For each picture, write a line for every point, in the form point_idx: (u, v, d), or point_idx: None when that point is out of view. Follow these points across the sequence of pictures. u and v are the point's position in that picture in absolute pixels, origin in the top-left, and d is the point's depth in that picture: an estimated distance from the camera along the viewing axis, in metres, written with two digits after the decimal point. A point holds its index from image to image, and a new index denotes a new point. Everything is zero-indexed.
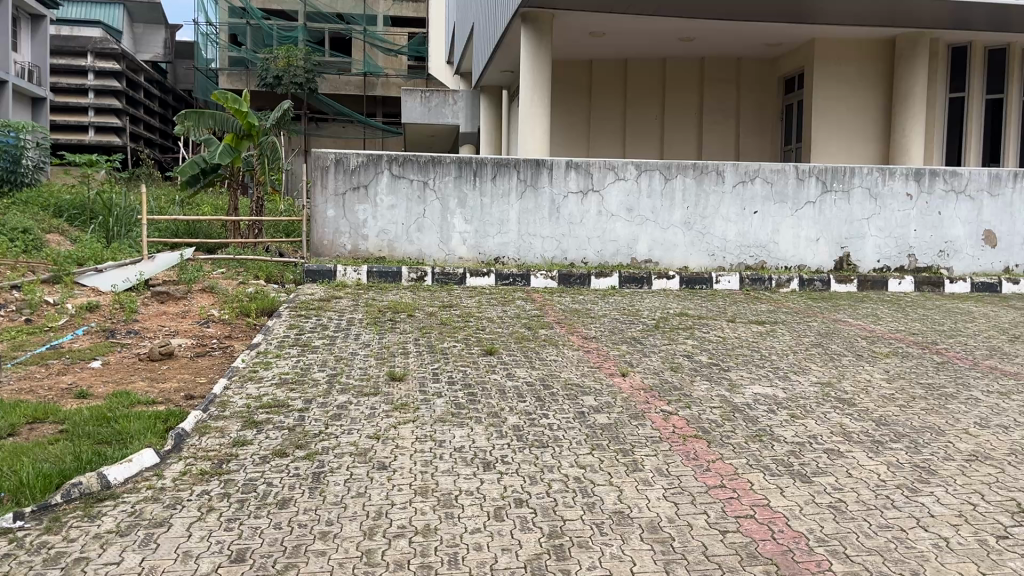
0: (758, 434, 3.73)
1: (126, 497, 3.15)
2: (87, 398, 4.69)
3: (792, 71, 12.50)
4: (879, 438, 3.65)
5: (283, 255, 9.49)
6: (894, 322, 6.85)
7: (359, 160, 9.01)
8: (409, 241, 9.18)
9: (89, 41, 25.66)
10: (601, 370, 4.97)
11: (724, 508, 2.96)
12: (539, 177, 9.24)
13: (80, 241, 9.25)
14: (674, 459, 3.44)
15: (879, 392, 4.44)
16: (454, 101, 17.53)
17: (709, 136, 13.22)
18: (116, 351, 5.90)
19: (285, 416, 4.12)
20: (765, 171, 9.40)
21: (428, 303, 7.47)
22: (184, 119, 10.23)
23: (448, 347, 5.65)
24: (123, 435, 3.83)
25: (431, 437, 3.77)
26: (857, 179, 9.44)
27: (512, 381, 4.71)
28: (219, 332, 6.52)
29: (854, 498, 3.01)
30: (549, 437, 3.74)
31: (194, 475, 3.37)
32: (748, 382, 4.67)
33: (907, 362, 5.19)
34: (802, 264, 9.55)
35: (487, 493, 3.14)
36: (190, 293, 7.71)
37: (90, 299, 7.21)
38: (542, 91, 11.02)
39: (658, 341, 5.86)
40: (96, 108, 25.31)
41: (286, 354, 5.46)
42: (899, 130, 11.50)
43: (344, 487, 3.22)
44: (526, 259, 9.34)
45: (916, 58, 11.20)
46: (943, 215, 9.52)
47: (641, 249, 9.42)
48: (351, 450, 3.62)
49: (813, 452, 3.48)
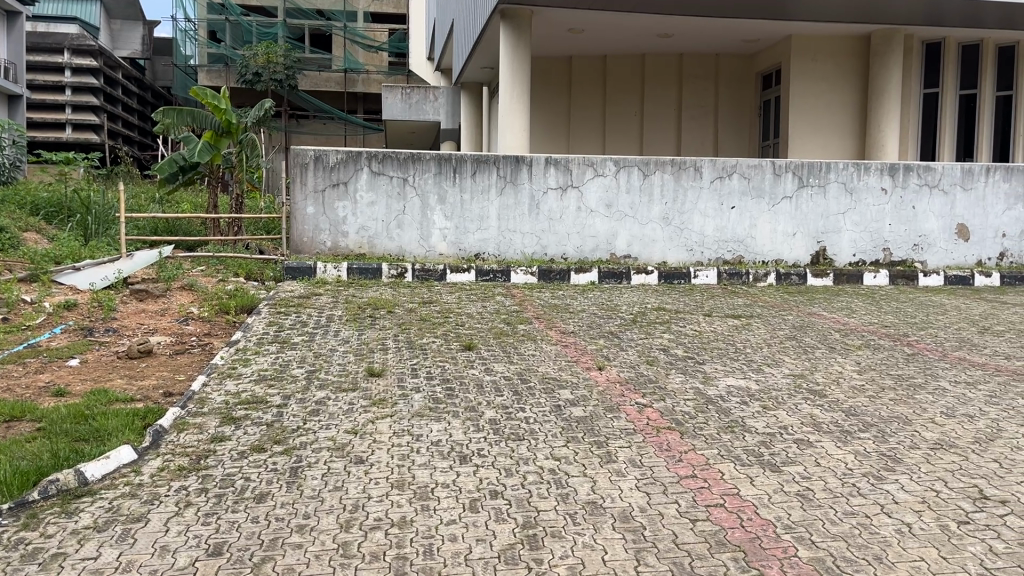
0: (730, 425, 3.80)
1: (104, 494, 3.17)
2: (64, 396, 4.69)
3: (770, 66, 12.60)
4: (848, 428, 3.73)
5: (262, 252, 9.48)
6: (868, 315, 6.96)
7: (338, 157, 9.01)
8: (389, 238, 9.20)
9: (66, 38, 25.38)
10: (578, 364, 5.03)
11: (694, 497, 3.02)
12: (518, 173, 9.28)
13: (57, 239, 9.18)
14: (647, 450, 3.50)
15: (850, 383, 4.53)
16: (434, 98, 17.54)
17: (688, 132, 13.32)
18: (94, 349, 5.88)
19: (263, 412, 4.14)
20: (743, 167, 9.49)
21: (408, 300, 7.50)
22: (164, 116, 10.22)
23: (427, 342, 5.69)
24: (100, 433, 3.84)
25: (408, 431, 3.81)
26: (832, 174, 9.55)
27: (489, 376, 4.76)
28: (199, 329, 6.51)
29: (821, 486, 3.08)
30: (525, 430, 3.79)
31: (171, 471, 3.39)
32: (722, 374, 4.74)
33: (878, 353, 5.29)
34: (779, 258, 9.65)
35: (463, 486, 3.18)
36: (169, 291, 7.68)
37: (68, 298, 7.18)
38: (521, 87, 11.06)
39: (635, 335, 5.92)
40: (73, 105, 25.05)
41: (265, 350, 5.47)
42: (875, 126, 11.64)
43: (322, 481, 3.26)
44: (506, 255, 9.40)
45: (890, 54, 11.35)
46: (917, 209, 9.66)
47: (620, 245, 9.50)
48: (329, 445, 3.65)
49: (783, 443, 3.55)
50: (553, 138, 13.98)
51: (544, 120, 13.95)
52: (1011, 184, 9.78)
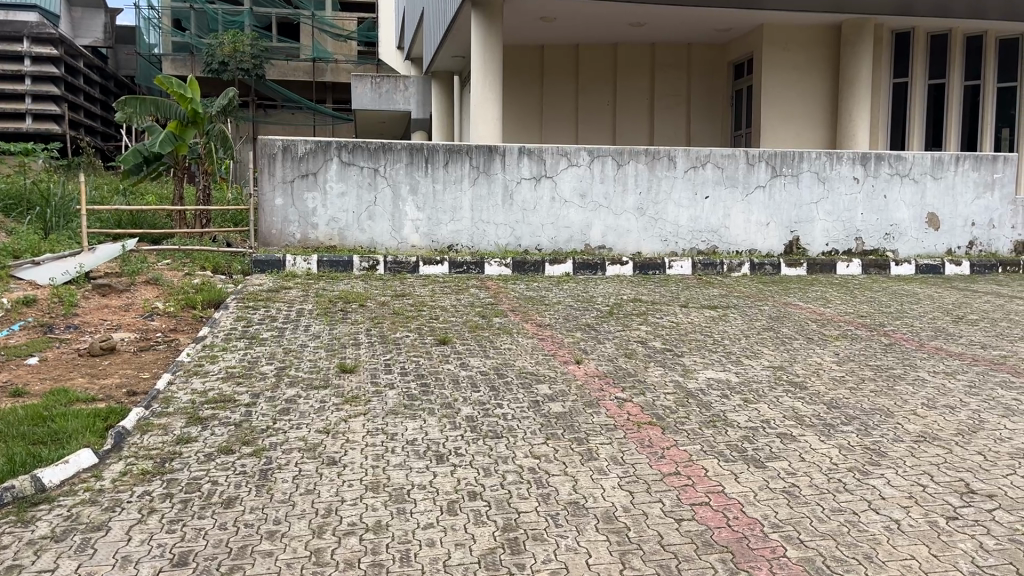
0: (712, 420, 3.73)
1: (62, 501, 3.01)
2: (23, 397, 4.50)
3: (741, 56, 12.58)
4: (831, 421, 3.67)
5: (230, 245, 9.27)
6: (843, 305, 6.94)
7: (307, 147, 8.82)
8: (360, 229, 9.03)
9: (25, 25, 24.68)
10: (555, 358, 4.93)
11: (678, 495, 2.95)
12: (491, 163, 9.16)
13: (16, 232, 8.89)
14: (629, 447, 3.42)
15: (830, 374, 4.49)
16: (404, 87, 17.34)
17: (661, 122, 13.27)
18: (54, 347, 5.68)
19: (231, 411, 4.00)
20: (716, 156, 9.45)
21: (381, 293, 7.34)
22: (126, 106, 9.93)
23: (401, 337, 5.56)
24: (60, 436, 3.68)
25: (382, 430, 3.69)
26: (805, 164, 9.54)
27: (465, 371, 4.65)
28: (164, 325, 6.32)
29: (807, 482, 3.02)
30: (503, 427, 3.69)
31: (134, 475, 3.24)
32: (702, 367, 4.68)
33: (856, 344, 5.26)
34: (753, 248, 9.64)
35: (440, 487, 3.08)
36: (133, 286, 7.45)
37: (27, 293, 6.93)
38: (492, 76, 10.92)
39: (612, 327, 5.84)
40: (33, 95, 24.36)
41: (233, 346, 5.31)
42: (846, 116, 11.65)
43: (293, 484, 3.13)
44: (479, 247, 9.28)
45: (860, 44, 11.36)
46: (888, 198, 9.70)
47: (594, 236, 9.42)
48: (300, 446, 3.52)
49: (767, 437, 3.49)
50: (525, 127, 13.85)
51: (516, 109, 13.82)
52: (980, 173, 9.84)
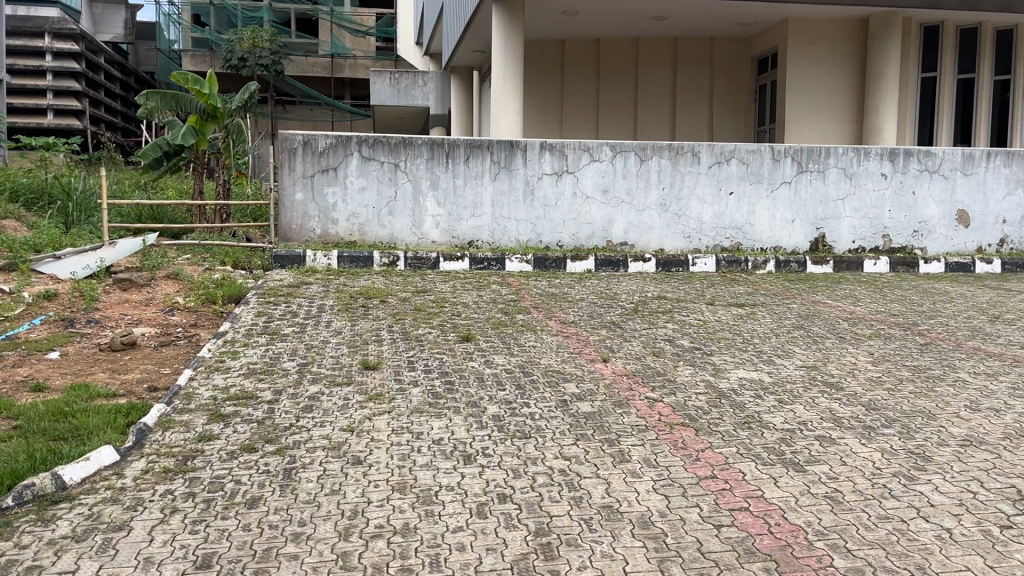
0: (747, 421, 3.62)
1: (83, 500, 2.95)
2: (43, 392, 4.45)
3: (765, 50, 12.40)
4: (871, 424, 3.55)
5: (250, 240, 9.22)
6: (873, 303, 6.81)
7: (328, 142, 8.76)
8: (380, 225, 8.96)
9: (46, 21, 24.80)
10: (581, 356, 4.83)
11: (716, 500, 2.84)
12: (512, 158, 9.06)
13: (37, 226, 8.88)
14: (662, 449, 3.32)
15: (866, 375, 4.36)
16: (423, 83, 17.19)
17: (683, 116, 13.10)
18: (75, 341, 5.64)
19: (254, 408, 3.93)
20: (741, 152, 9.30)
21: (401, 289, 7.25)
22: (146, 100, 9.90)
23: (423, 333, 5.47)
24: (81, 432, 3.62)
25: (408, 429, 3.60)
26: (832, 160, 9.37)
27: (490, 369, 4.56)
28: (185, 320, 6.28)
29: (849, 487, 2.91)
30: (531, 427, 3.59)
31: (156, 473, 3.17)
32: (733, 366, 4.56)
33: (890, 343, 5.13)
34: (778, 245, 9.48)
35: (468, 489, 2.99)
36: (153, 280, 7.42)
37: (48, 287, 6.92)
38: (514, 70, 10.83)
39: (638, 325, 5.73)
40: (54, 90, 24.47)
41: (254, 342, 5.24)
42: (873, 110, 11.47)
43: (317, 484, 3.05)
44: (500, 242, 9.19)
45: (889, 38, 11.17)
46: (917, 194, 9.51)
47: (616, 232, 9.31)
48: (324, 444, 3.44)
49: (805, 440, 3.38)
50: (545, 122, 13.74)
51: (536, 104, 13.70)
52: (1011, 170, 9.64)
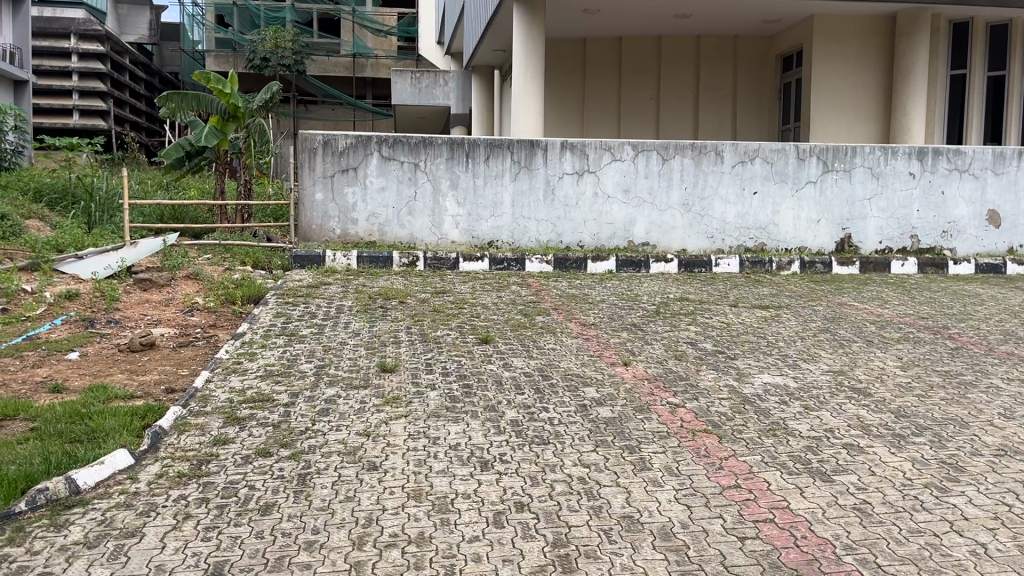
0: (772, 428, 3.52)
1: (96, 504, 2.91)
2: (62, 393, 4.44)
3: (790, 48, 12.23)
4: (901, 432, 3.45)
5: (270, 240, 9.22)
6: (901, 305, 6.66)
7: (348, 142, 8.74)
8: (400, 225, 8.93)
9: (72, 22, 25.08)
10: (602, 359, 4.75)
11: (740, 511, 2.75)
12: (533, 158, 8.98)
13: (60, 226, 8.94)
14: (684, 456, 3.23)
15: (895, 380, 4.25)
16: (444, 82, 17.19)
17: (706, 115, 12.95)
18: (95, 342, 5.65)
19: (270, 411, 3.89)
20: (765, 151, 9.16)
21: (420, 290, 7.21)
22: (168, 101, 9.93)
23: (442, 335, 5.42)
24: (97, 434, 3.60)
25: (424, 434, 3.54)
26: (858, 159, 9.21)
27: (508, 372, 4.49)
28: (204, 321, 6.27)
29: (879, 499, 2.82)
30: (550, 433, 3.52)
31: (170, 477, 3.14)
32: (757, 371, 4.46)
33: (920, 348, 5.00)
34: (803, 246, 9.33)
35: (485, 497, 2.92)
36: (174, 280, 7.43)
37: (70, 286, 6.96)
38: (535, 70, 10.75)
39: (660, 327, 5.64)
40: (80, 91, 24.74)
41: (272, 344, 5.22)
42: (900, 109, 11.28)
43: (332, 491, 3.00)
44: (520, 243, 9.12)
45: (917, 35, 10.98)
46: (946, 194, 9.32)
47: (638, 232, 9.21)
48: (339, 449, 3.39)
49: (832, 448, 3.28)
50: (567, 121, 13.65)
51: (557, 103, 13.61)
52: None
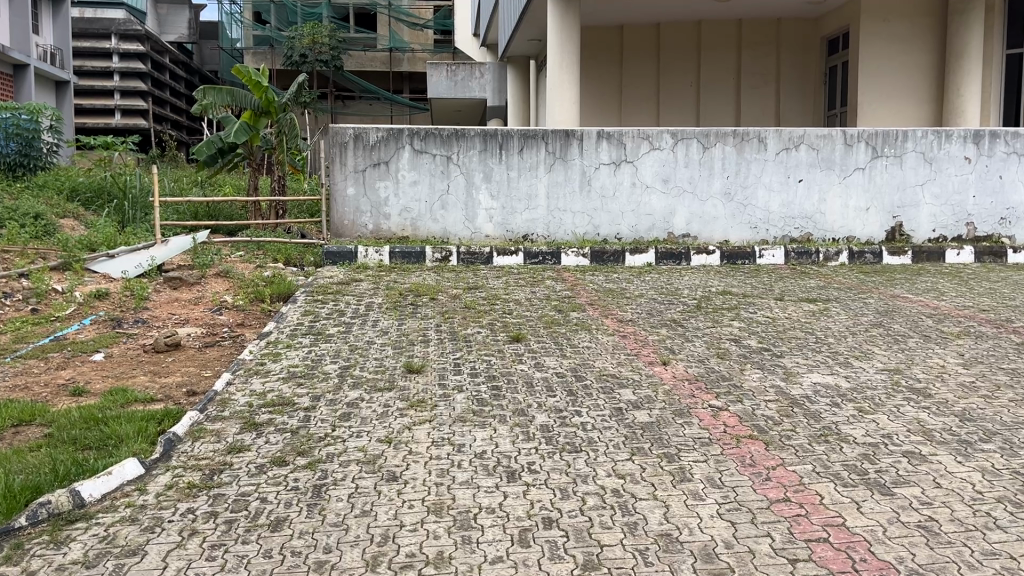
0: (823, 433, 3.25)
1: (100, 519, 2.77)
2: (82, 396, 4.33)
3: (835, 30, 11.74)
4: (967, 438, 3.14)
5: (304, 236, 9.12)
6: (960, 297, 6.27)
7: (379, 135, 8.57)
8: (433, 219, 8.76)
9: (113, 22, 25.40)
10: (639, 358, 4.49)
11: (790, 529, 2.50)
12: (568, 148, 8.73)
13: (94, 225, 8.93)
14: (728, 466, 2.98)
15: (957, 379, 3.93)
16: (480, 74, 16.86)
17: (749, 101, 12.57)
18: (121, 342, 5.56)
19: (289, 416, 3.72)
20: (811, 136, 8.79)
21: (452, 285, 7.03)
22: (204, 96, 9.87)
23: (472, 333, 5.22)
24: (111, 441, 3.47)
25: (449, 441, 3.34)
26: (910, 143, 8.78)
27: (540, 372, 4.27)
28: (232, 319, 6.16)
29: (946, 515, 2.53)
30: (583, 440, 3.29)
31: (180, 489, 2.98)
32: (806, 370, 4.17)
33: (983, 343, 4.65)
34: (851, 235, 8.95)
35: (511, 512, 2.70)
36: (204, 279, 7.36)
37: (100, 286, 6.90)
38: (571, 58, 10.49)
39: (701, 323, 5.36)
40: (122, 91, 25.14)
41: (298, 343, 5.06)
42: (954, 89, 10.82)
43: (347, 504, 2.81)
44: (556, 236, 8.88)
45: (971, 12, 10.52)
46: (1004, 179, 8.84)
47: (678, 224, 8.90)
48: (358, 458, 3.20)
49: (891, 456, 2.99)
50: (604, 111, 13.33)
51: (595, 91, 13.28)
52: None
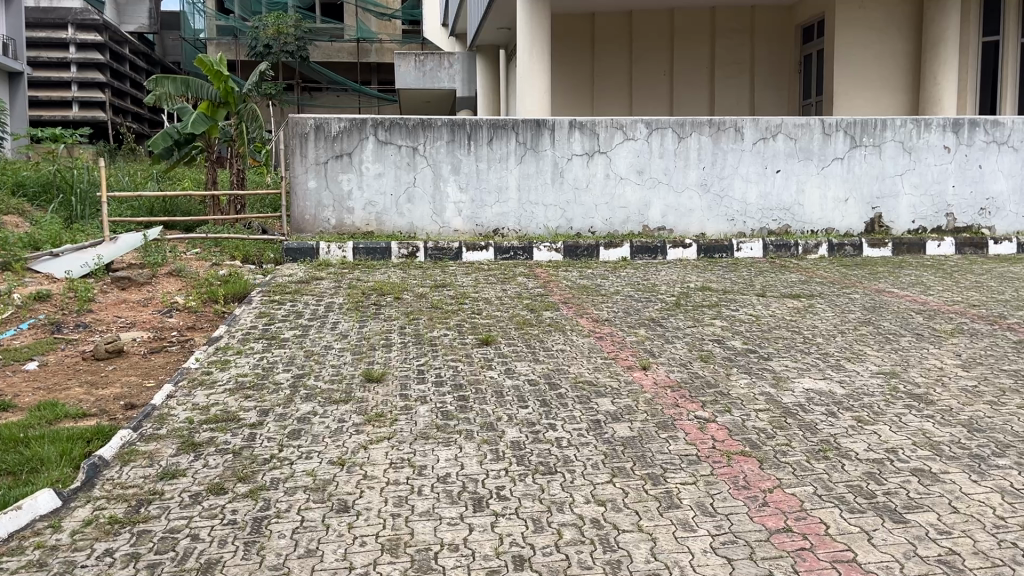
0: (822, 448, 2.96)
1: (4, 564, 2.39)
2: (6, 412, 3.92)
3: (811, 18, 11.54)
4: (979, 452, 2.86)
5: (265, 232, 8.70)
6: (947, 291, 6.04)
7: (341, 125, 8.17)
8: (399, 214, 8.38)
9: (69, 12, 24.63)
10: (617, 363, 4.18)
11: (794, 566, 2.19)
12: (539, 139, 8.40)
13: (39, 222, 8.42)
14: (719, 489, 2.67)
15: (958, 383, 3.65)
16: (448, 64, 16.46)
17: (723, 90, 12.33)
18: (59, 349, 5.13)
19: (233, 434, 3.35)
20: (789, 125, 8.53)
21: (419, 282, 6.69)
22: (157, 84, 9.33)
23: (438, 336, 4.86)
24: (29, 466, 3.08)
25: (409, 462, 3.00)
26: (889, 132, 8.56)
27: (511, 380, 3.93)
28: (182, 322, 5.75)
29: (970, 548, 2.24)
30: (557, 459, 2.96)
31: (100, 525, 2.61)
32: (796, 374, 3.88)
33: (978, 342, 4.40)
34: (830, 227, 8.71)
35: (476, 549, 2.36)
36: (155, 278, 6.95)
37: (41, 287, 6.43)
38: (542, 46, 10.14)
39: (681, 322, 5.06)
40: (79, 82, 24.38)
41: (249, 349, 4.68)
42: (931, 79, 10.66)
43: (290, 541, 2.46)
44: (527, 230, 8.55)
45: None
46: (984, 168, 8.65)
47: (653, 216, 8.62)
48: (306, 484, 2.85)
49: (898, 475, 2.70)
50: (576, 100, 12.97)
51: (567, 80, 12.90)
52: None
